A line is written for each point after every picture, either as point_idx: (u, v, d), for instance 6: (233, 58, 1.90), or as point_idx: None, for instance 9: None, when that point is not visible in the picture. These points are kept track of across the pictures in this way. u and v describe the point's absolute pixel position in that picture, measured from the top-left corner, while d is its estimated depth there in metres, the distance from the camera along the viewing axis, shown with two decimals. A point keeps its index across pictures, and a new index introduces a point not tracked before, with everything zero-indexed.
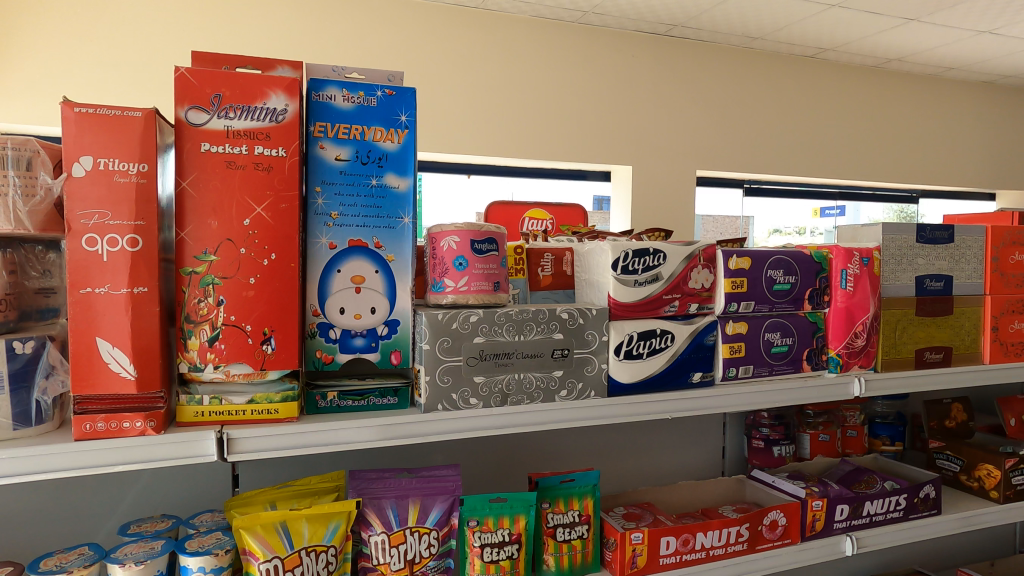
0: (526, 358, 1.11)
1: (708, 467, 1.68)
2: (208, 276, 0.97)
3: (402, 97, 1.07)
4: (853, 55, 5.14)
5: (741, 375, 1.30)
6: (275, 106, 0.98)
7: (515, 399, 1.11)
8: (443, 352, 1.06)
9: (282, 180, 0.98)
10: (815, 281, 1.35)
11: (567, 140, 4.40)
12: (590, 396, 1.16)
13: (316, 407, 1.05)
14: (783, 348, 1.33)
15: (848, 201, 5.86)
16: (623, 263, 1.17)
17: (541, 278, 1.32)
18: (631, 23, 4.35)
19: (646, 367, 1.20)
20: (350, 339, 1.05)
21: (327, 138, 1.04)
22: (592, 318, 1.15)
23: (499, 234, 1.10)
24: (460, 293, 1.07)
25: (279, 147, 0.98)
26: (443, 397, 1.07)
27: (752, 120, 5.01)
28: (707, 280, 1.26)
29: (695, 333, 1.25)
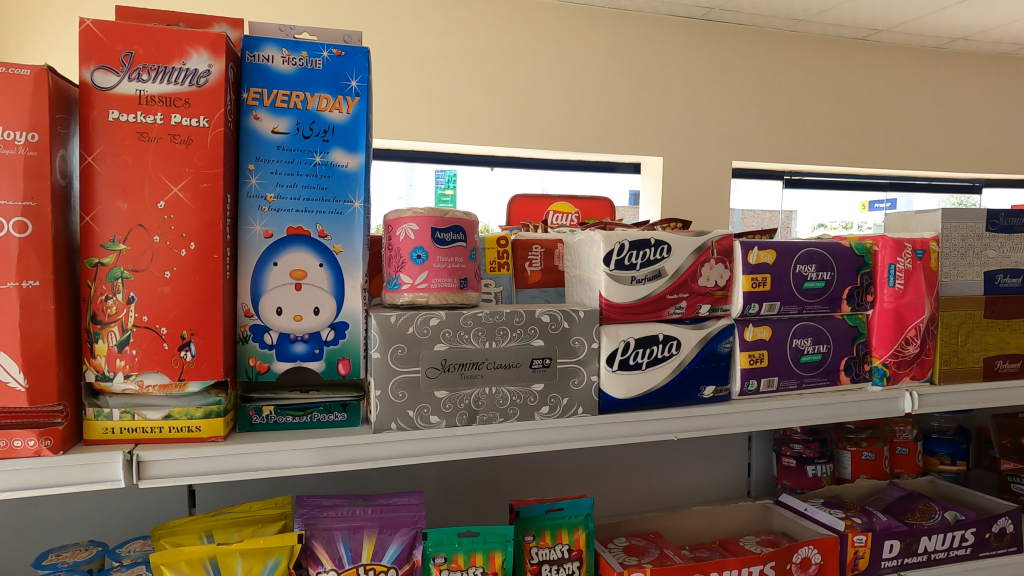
0: (498, 368, 0.93)
1: (729, 488, 1.48)
2: (117, 268, 0.81)
3: (353, 58, 0.90)
4: (909, 35, 4.77)
5: (763, 389, 1.10)
6: (196, 66, 0.82)
7: (486, 417, 0.94)
8: (397, 361, 0.89)
9: (203, 156, 0.82)
10: (856, 278, 1.14)
11: (598, 130, 4.18)
12: (577, 414, 0.98)
13: (248, 424, 0.89)
14: (815, 357, 1.12)
15: (899, 193, 5.48)
16: (617, 257, 0.99)
17: (529, 275, 1.15)
18: (665, 6, 4.10)
19: (646, 380, 1.01)
20: (288, 345, 0.90)
21: (263, 107, 0.88)
22: (579, 321, 0.97)
23: (468, 221, 0.93)
24: (418, 292, 0.91)
25: (199, 116, 0.82)
26: (398, 414, 0.90)
27: (795, 108, 4.71)
28: (722, 276, 1.06)
29: (706, 340, 1.05)
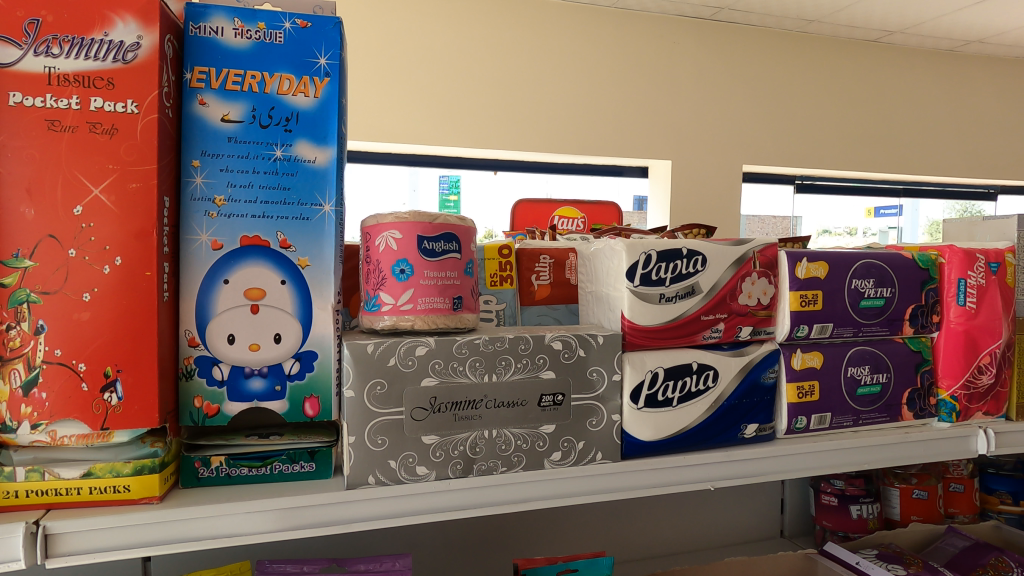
0: (500, 408, 0.77)
1: (758, 529, 1.31)
2: (22, 291, 0.64)
3: (321, 30, 0.74)
4: (924, 37, 4.61)
5: (813, 427, 0.93)
6: (121, 37, 0.65)
7: (485, 466, 0.77)
8: (375, 401, 0.73)
9: (130, 149, 0.66)
10: (920, 295, 0.97)
11: (603, 134, 4.02)
12: (595, 460, 0.81)
13: (193, 479, 0.73)
14: (873, 389, 0.95)
15: (908, 199, 5.33)
16: (642, 270, 0.82)
17: (536, 290, 0.98)
18: (672, 5, 3.94)
19: (678, 419, 0.84)
20: (243, 382, 0.74)
21: (210, 90, 0.72)
22: (597, 348, 0.80)
23: (463, 229, 0.77)
24: (400, 315, 0.74)
25: (127, 99, 0.66)
26: (377, 466, 0.73)
27: (807, 111, 4.55)
28: (766, 293, 0.90)
29: (747, 369, 0.88)
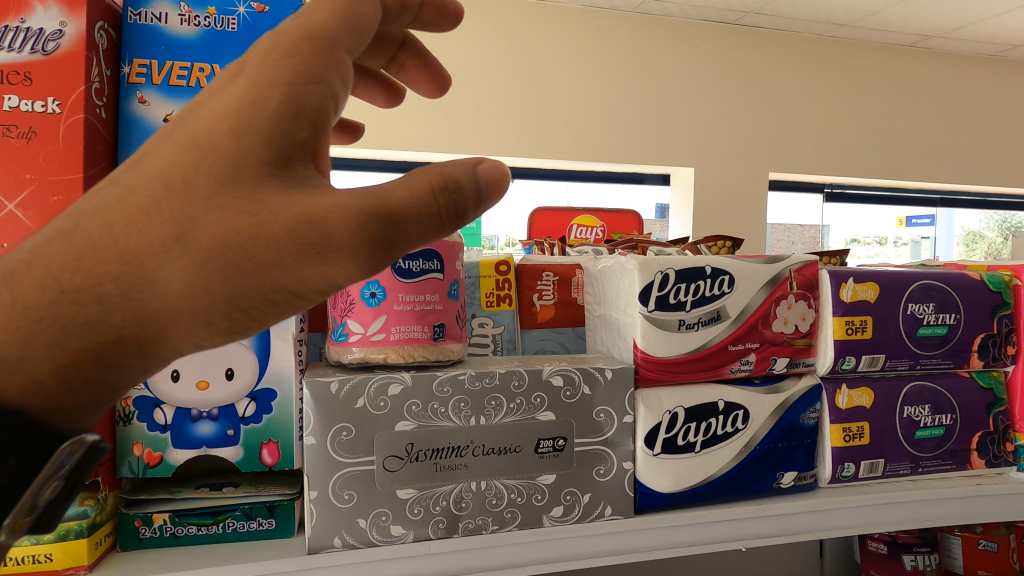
0: (488, 456, 0.65)
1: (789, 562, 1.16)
2: None
3: (280, 15, 0.64)
4: (963, 41, 4.41)
5: (862, 474, 0.79)
6: (41, 25, 0.56)
7: (472, 525, 0.65)
8: (342, 450, 0.62)
9: (51, 156, 0.56)
10: (992, 323, 0.83)
11: (623, 142, 3.90)
12: (603, 516, 0.69)
13: (132, 540, 0.63)
14: (935, 432, 0.81)
15: (944, 209, 5.10)
16: (658, 293, 0.70)
17: (539, 311, 0.87)
18: (696, 9, 3.82)
19: (701, 467, 0.72)
20: (190, 426, 0.63)
21: (151, 85, 0.62)
22: (605, 385, 0.68)
23: (447, 245, 0.66)
24: (372, 346, 0.64)
25: (47, 97, 0.56)
26: (345, 526, 0.62)
27: (840, 116, 4.38)
28: (804, 318, 0.77)
29: (783, 409, 0.75)
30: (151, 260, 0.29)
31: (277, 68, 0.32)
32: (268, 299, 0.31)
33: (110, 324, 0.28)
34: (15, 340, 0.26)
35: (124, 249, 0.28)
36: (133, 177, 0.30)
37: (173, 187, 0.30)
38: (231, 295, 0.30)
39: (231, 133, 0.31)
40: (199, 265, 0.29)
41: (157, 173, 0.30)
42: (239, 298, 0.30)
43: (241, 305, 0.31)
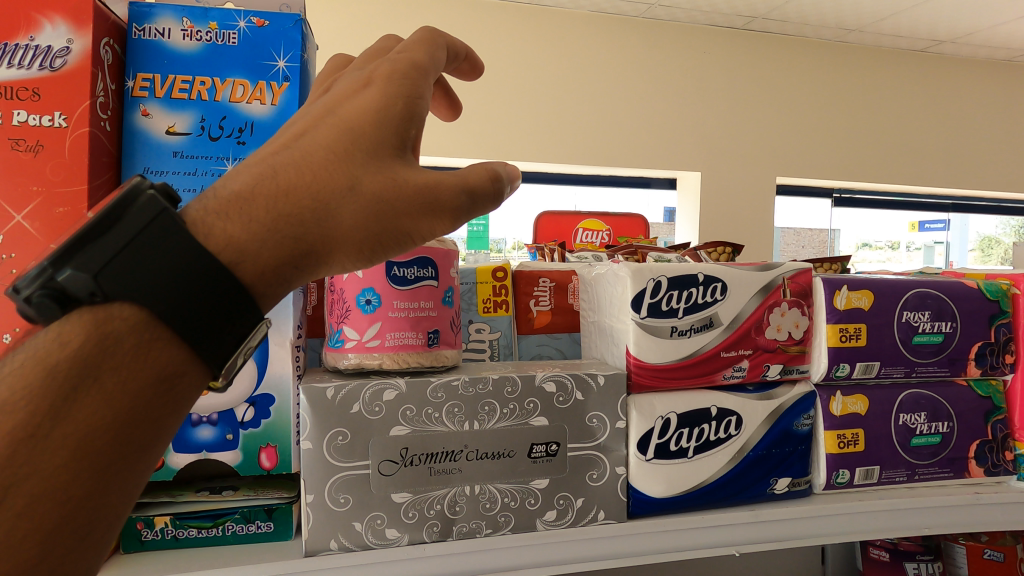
0: (482, 461, 0.66)
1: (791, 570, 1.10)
2: None
3: (280, 30, 0.66)
4: (976, 46, 4.38)
5: (857, 481, 0.79)
6: (49, 42, 0.58)
7: (466, 529, 0.66)
8: (338, 454, 0.63)
9: (57, 169, 0.58)
10: (989, 332, 0.83)
11: (631, 147, 3.91)
12: (597, 520, 0.69)
13: (135, 543, 0.64)
14: (931, 439, 0.81)
15: (957, 214, 5.06)
16: (651, 299, 0.71)
17: (536, 316, 0.88)
18: (704, 15, 3.83)
19: (694, 473, 0.73)
20: (191, 431, 0.65)
21: (154, 99, 0.64)
22: (598, 391, 0.69)
23: (441, 254, 0.67)
24: (366, 352, 0.65)
25: (54, 112, 0.58)
26: (340, 529, 0.63)
27: (849, 120, 4.36)
28: (798, 324, 0.78)
29: (776, 415, 0.76)
30: (333, 201, 0.37)
31: (399, 85, 0.44)
32: (391, 239, 0.41)
33: (306, 236, 0.36)
34: (249, 245, 0.33)
35: (320, 190, 0.36)
36: (308, 144, 0.38)
37: (342, 153, 0.39)
38: (376, 234, 0.40)
39: (372, 123, 0.41)
40: (366, 211, 0.39)
41: (328, 143, 0.39)
42: (377, 236, 0.40)
43: (382, 241, 0.40)
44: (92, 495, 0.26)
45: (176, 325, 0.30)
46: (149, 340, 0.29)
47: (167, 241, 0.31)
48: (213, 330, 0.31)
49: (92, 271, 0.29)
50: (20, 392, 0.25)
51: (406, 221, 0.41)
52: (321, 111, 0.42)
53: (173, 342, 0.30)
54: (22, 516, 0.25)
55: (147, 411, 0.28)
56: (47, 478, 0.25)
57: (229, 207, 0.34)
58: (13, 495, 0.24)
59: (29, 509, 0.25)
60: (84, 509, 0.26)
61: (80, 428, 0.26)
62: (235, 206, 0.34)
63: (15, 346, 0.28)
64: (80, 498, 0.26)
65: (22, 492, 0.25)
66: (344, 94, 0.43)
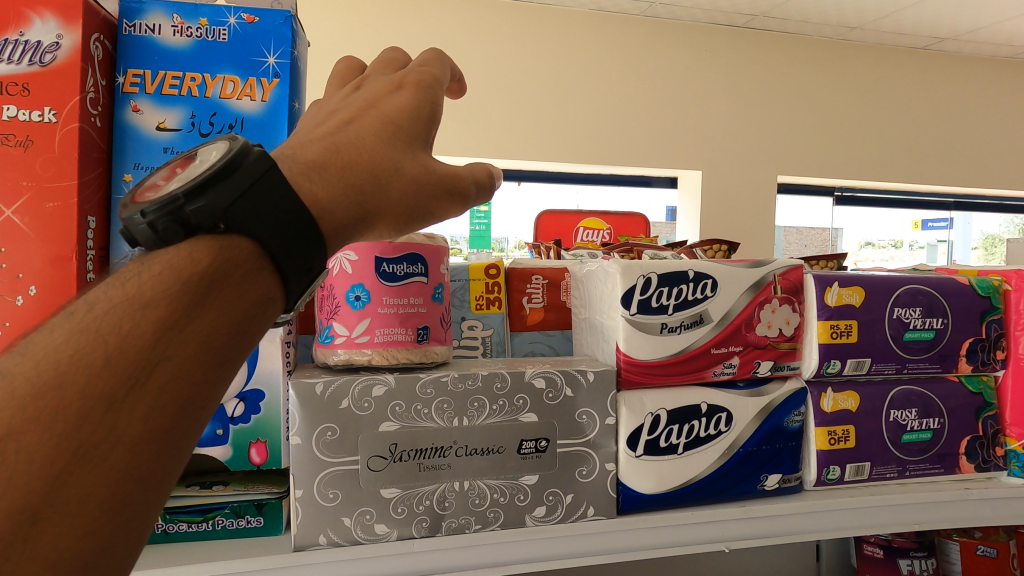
0: (470, 457, 0.66)
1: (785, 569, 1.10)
2: None
3: (270, 26, 0.66)
4: (978, 44, 4.37)
5: (848, 478, 0.79)
6: (38, 37, 0.57)
7: (455, 524, 0.66)
8: (326, 450, 0.63)
9: (47, 164, 0.58)
10: (980, 328, 0.83)
11: (631, 145, 3.90)
12: (586, 516, 0.69)
13: None
14: (922, 436, 0.81)
15: (960, 212, 5.04)
16: (640, 296, 0.72)
17: (528, 314, 0.88)
18: (705, 13, 3.82)
19: (684, 469, 0.73)
20: None
21: (145, 94, 0.64)
22: (587, 388, 0.69)
23: (432, 249, 0.68)
24: (354, 347, 0.65)
25: (44, 107, 0.58)
26: (329, 524, 0.63)
27: (851, 118, 4.34)
28: (789, 322, 0.78)
29: (767, 412, 0.76)
30: (387, 178, 0.38)
31: (427, 92, 0.46)
32: (416, 223, 0.43)
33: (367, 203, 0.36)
34: (329, 203, 0.34)
35: (377, 168, 0.38)
36: (359, 130, 0.39)
37: (388, 139, 0.40)
38: (413, 215, 0.42)
39: (408, 116, 0.43)
40: (409, 190, 0.40)
41: (376, 130, 0.40)
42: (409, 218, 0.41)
43: (413, 220, 0.42)
44: (207, 387, 0.27)
45: (281, 263, 0.30)
46: (259, 273, 0.30)
47: (274, 186, 0.32)
48: (309, 274, 0.32)
49: (218, 204, 0.30)
50: (155, 295, 0.26)
51: (432, 209, 0.44)
52: (362, 101, 0.43)
53: (275, 278, 0.31)
54: (150, 406, 0.25)
55: (255, 331, 0.29)
56: (181, 365, 0.26)
57: (307, 169, 0.35)
58: (156, 371, 0.26)
59: (156, 402, 0.25)
60: (196, 415, 0.27)
61: (207, 328, 0.27)
62: (313, 170, 0.35)
63: (138, 263, 0.28)
64: (199, 388, 0.27)
65: (161, 373, 0.26)
66: (378, 92, 0.44)
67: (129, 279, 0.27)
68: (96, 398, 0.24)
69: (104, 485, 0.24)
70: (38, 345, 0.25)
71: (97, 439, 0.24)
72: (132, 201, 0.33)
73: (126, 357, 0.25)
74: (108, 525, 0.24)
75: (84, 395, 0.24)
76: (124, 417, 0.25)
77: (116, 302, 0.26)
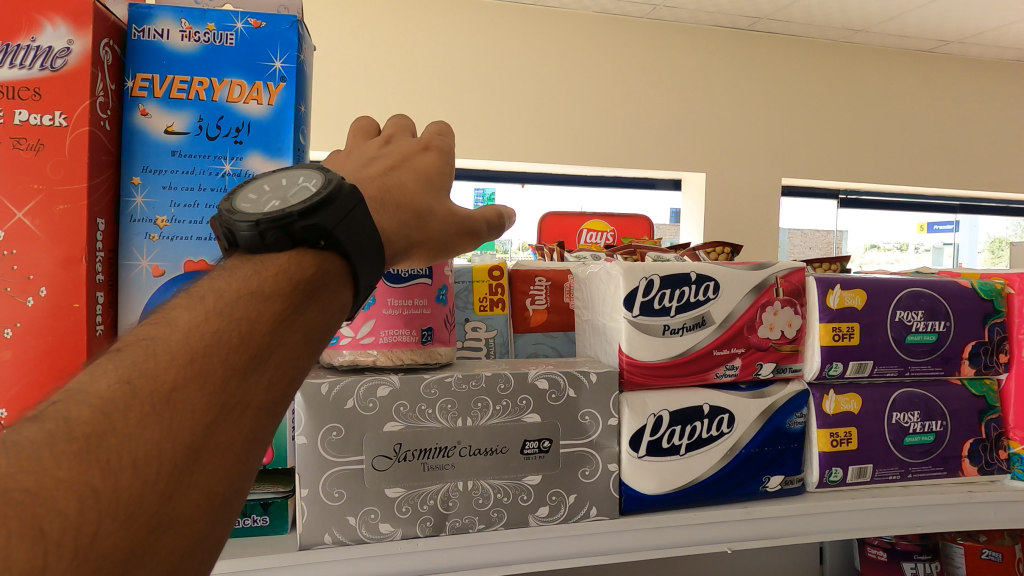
0: (474, 457, 0.66)
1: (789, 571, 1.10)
2: None
3: (276, 31, 0.67)
4: (984, 46, 4.35)
5: (850, 480, 0.79)
6: (50, 43, 0.58)
7: (458, 524, 0.67)
8: (331, 450, 0.64)
9: (57, 166, 0.58)
10: (983, 331, 0.83)
11: (635, 147, 3.91)
12: (589, 517, 0.70)
13: None
14: (924, 438, 0.82)
15: (966, 215, 5.02)
16: (643, 298, 0.72)
17: (531, 315, 0.89)
18: (709, 15, 3.81)
19: (686, 470, 0.73)
20: None
21: (153, 98, 0.65)
22: (590, 389, 0.70)
23: None
24: (360, 348, 0.66)
25: (55, 111, 0.58)
26: (334, 523, 0.64)
27: (856, 121, 4.34)
28: (791, 323, 0.78)
29: (770, 413, 0.76)
30: (427, 215, 0.48)
31: (448, 156, 0.55)
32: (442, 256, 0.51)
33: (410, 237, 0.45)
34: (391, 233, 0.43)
35: (418, 209, 0.47)
36: (402, 177, 0.48)
37: (424, 186, 0.49)
38: (441, 249, 0.50)
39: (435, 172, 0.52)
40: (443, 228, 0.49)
41: (416, 177, 0.49)
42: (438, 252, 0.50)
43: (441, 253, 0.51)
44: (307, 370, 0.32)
45: (359, 275, 0.37)
46: (340, 281, 0.36)
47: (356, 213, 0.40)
48: (372, 286, 0.39)
49: (324, 224, 0.36)
50: (273, 291, 0.32)
51: (460, 245, 0.53)
52: (397, 157, 0.51)
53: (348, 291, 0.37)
54: (270, 379, 0.30)
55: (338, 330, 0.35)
56: (295, 349, 0.31)
57: (374, 203, 0.43)
58: (279, 350, 0.30)
59: (275, 375, 0.30)
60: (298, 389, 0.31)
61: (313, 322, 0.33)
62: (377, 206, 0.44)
63: (255, 265, 0.34)
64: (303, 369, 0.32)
65: (282, 352, 0.31)
66: (408, 150, 0.53)
67: (250, 276, 0.33)
68: (236, 365, 0.28)
69: (242, 441, 0.28)
70: (183, 320, 0.29)
71: (240, 399, 0.28)
72: (227, 212, 0.39)
73: (256, 335, 0.30)
74: (238, 474, 0.27)
75: (225, 362, 0.28)
76: (253, 384, 0.29)
77: (243, 293, 0.31)
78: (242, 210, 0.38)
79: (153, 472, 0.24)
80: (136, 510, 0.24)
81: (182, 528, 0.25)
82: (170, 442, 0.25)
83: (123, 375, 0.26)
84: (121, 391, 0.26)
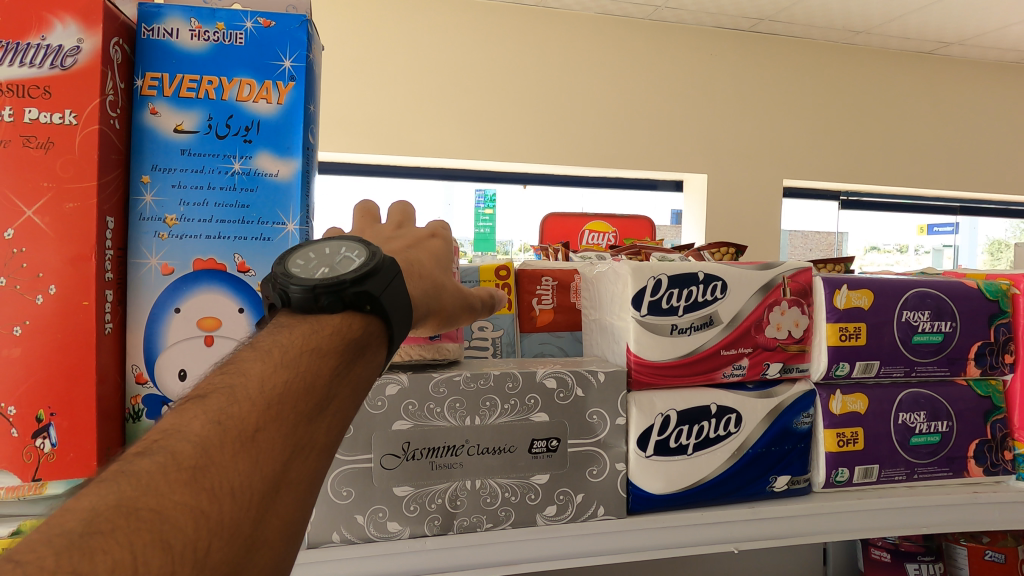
0: (481, 456, 0.66)
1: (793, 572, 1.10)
2: None
3: (286, 30, 0.66)
4: (984, 48, 4.36)
5: (856, 480, 0.79)
6: (60, 41, 0.57)
7: (466, 522, 0.67)
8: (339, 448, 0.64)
9: (67, 164, 0.57)
10: (988, 331, 0.83)
11: (637, 148, 3.91)
12: (596, 516, 0.70)
13: None
14: (930, 438, 0.82)
15: (966, 217, 5.02)
16: (651, 297, 0.72)
17: (538, 315, 0.89)
18: (710, 16, 3.82)
19: (693, 470, 0.73)
20: None
21: (163, 97, 0.64)
22: (597, 388, 0.70)
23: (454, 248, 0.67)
24: None
25: (65, 109, 0.57)
26: (342, 521, 0.64)
27: (857, 123, 4.34)
28: (798, 323, 0.78)
29: (777, 413, 0.76)
30: (442, 288, 0.52)
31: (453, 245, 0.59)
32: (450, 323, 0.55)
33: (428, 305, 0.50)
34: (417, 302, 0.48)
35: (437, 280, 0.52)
36: (420, 254, 0.52)
37: (439, 263, 0.53)
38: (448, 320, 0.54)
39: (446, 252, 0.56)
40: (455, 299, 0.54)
41: (431, 257, 0.53)
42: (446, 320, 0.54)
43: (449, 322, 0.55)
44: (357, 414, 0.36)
45: (395, 339, 0.42)
46: (379, 341, 0.40)
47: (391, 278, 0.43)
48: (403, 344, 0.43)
49: (373, 291, 0.40)
50: (329, 347, 0.36)
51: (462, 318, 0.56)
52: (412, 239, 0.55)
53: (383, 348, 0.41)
54: (329, 426, 0.33)
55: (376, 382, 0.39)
56: (348, 397, 0.35)
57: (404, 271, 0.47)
58: (337, 399, 0.34)
59: (334, 421, 0.33)
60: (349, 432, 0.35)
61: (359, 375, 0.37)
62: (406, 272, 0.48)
63: (308, 323, 0.37)
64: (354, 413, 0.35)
65: (338, 400, 0.34)
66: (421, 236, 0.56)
67: (308, 333, 0.36)
68: (304, 412, 0.31)
69: (312, 475, 0.31)
70: (256, 370, 0.32)
71: (310, 440, 0.31)
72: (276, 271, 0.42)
73: (319, 386, 0.33)
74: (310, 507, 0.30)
75: (297, 407, 0.31)
76: (317, 427, 0.32)
77: (304, 348, 0.35)
78: (294, 272, 0.41)
79: (249, 499, 0.27)
80: (236, 532, 0.26)
81: (268, 551, 0.28)
82: (258, 475, 0.28)
83: (214, 416, 0.29)
84: (214, 429, 0.28)
